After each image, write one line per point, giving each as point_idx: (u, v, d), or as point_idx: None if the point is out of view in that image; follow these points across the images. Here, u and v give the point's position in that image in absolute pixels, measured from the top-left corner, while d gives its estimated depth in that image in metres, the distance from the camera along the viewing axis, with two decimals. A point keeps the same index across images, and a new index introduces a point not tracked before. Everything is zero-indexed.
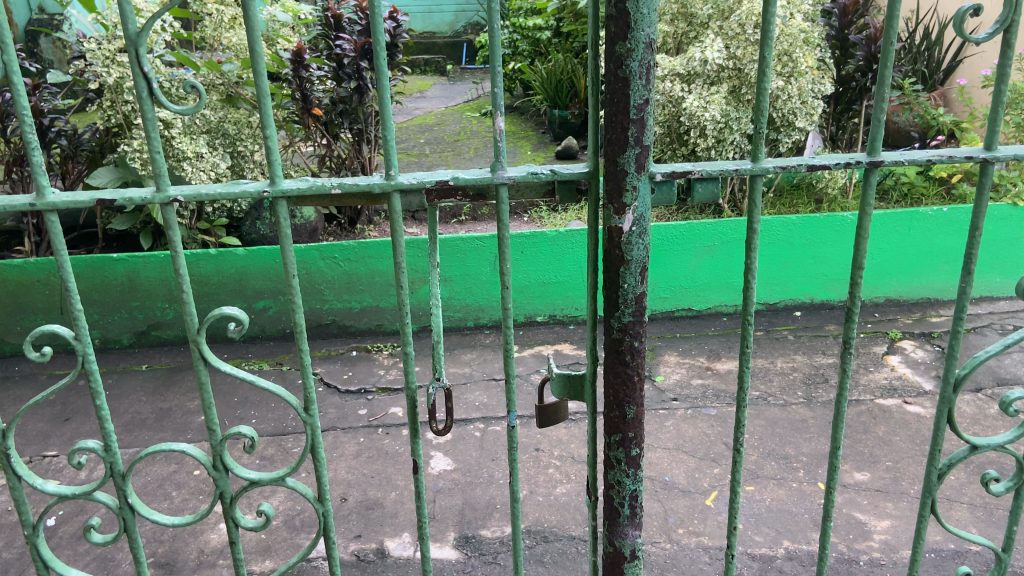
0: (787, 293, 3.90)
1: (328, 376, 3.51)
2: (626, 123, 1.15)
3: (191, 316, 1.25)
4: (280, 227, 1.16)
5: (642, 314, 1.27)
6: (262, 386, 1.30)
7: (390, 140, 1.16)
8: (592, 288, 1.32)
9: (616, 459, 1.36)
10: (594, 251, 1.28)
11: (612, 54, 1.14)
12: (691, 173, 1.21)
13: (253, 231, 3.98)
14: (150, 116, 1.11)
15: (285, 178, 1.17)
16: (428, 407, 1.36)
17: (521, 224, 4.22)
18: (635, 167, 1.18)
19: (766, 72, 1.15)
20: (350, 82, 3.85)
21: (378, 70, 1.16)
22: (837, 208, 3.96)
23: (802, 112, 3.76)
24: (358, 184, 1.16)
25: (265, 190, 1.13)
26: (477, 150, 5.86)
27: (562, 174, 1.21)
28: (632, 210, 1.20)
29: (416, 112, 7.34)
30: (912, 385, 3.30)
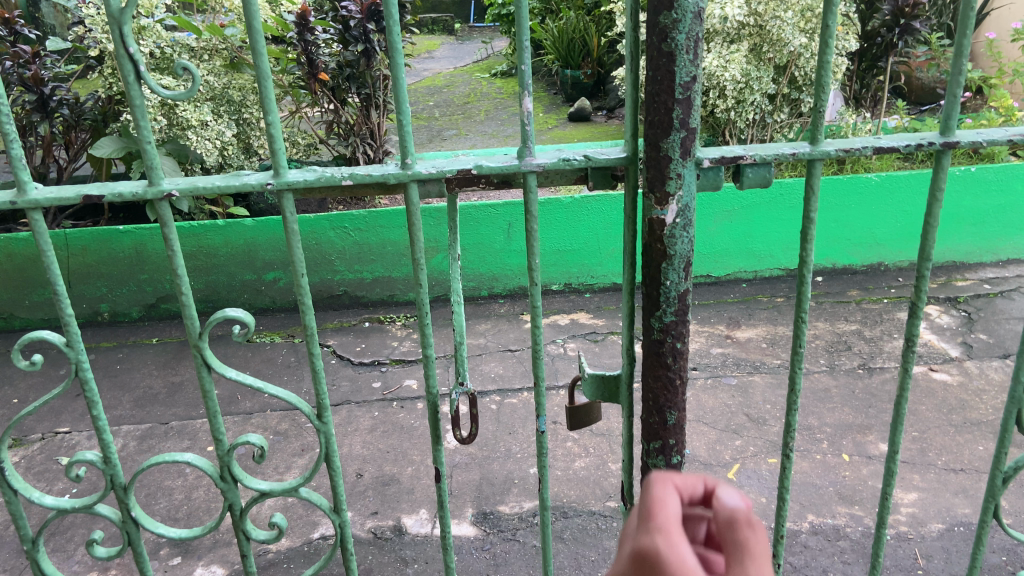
0: None
1: (341, 348, 3.46)
2: (671, 103, 1.06)
3: (193, 319, 1.18)
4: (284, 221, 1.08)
5: (685, 313, 1.18)
6: (272, 392, 1.22)
7: (408, 126, 1.05)
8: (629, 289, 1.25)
9: (655, 467, 1.29)
10: (631, 245, 1.20)
11: (656, 26, 1.04)
12: (741, 159, 1.13)
13: (261, 202, 3.91)
14: (138, 101, 1.03)
15: (291, 169, 1.09)
16: (451, 416, 1.28)
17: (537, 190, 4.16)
18: (680, 153, 1.08)
19: (828, 44, 1.02)
20: (357, 45, 3.70)
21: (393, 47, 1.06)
22: (860, 169, 3.83)
23: (825, 70, 3.62)
24: (374, 175, 1.08)
25: (269, 181, 1.05)
26: (488, 112, 5.75)
27: (596, 160, 1.12)
28: (677, 199, 1.11)
29: (425, 74, 7.18)
30: (938, 352, 3.22)
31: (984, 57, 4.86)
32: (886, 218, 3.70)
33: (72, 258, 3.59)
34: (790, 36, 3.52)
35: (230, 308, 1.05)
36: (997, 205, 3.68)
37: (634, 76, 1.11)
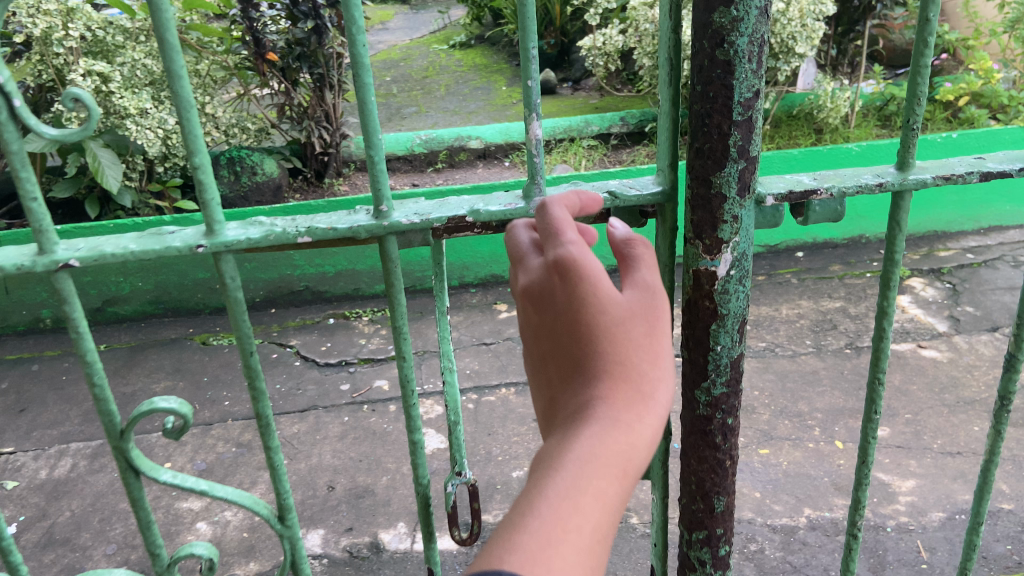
0: (788, 234, 3.69)
1: (305, 348, 3.27)
2: (726, 126, 0.81)
3: (114, 415, 0.89)
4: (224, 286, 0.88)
5: (738, 383, 0.95)
6: (220, 493, 0.96)
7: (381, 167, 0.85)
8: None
9: (698, 561, 1.07)
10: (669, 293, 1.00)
11: (707, 25, 0.78)
12: (814, 193, 0.90)
13: None
14: (14, 147, 0.78)
15: (231, 224, 0.88)
16: (448, 513, 1.06)
17: (505, 171, 4.03)
18: (738, 189, 0.84)
19: (931, 38, 0.81)
20: (307, 21, 3.48)
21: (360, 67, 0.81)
22: (839, 140, 3.66)
23: (803, 35, 3.43)
24: (342, 228, 0.87)
25: (202, 244, 0.85)
26: (449, 87, 5.53)
27: (624, 199, 0.91)
28: (731, 247, 0.87)
29: (380, 47, 6.88)
30: (925, 327, 3.13)
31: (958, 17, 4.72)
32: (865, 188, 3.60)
33: None
34: None
35: (161, 398, 0.83)
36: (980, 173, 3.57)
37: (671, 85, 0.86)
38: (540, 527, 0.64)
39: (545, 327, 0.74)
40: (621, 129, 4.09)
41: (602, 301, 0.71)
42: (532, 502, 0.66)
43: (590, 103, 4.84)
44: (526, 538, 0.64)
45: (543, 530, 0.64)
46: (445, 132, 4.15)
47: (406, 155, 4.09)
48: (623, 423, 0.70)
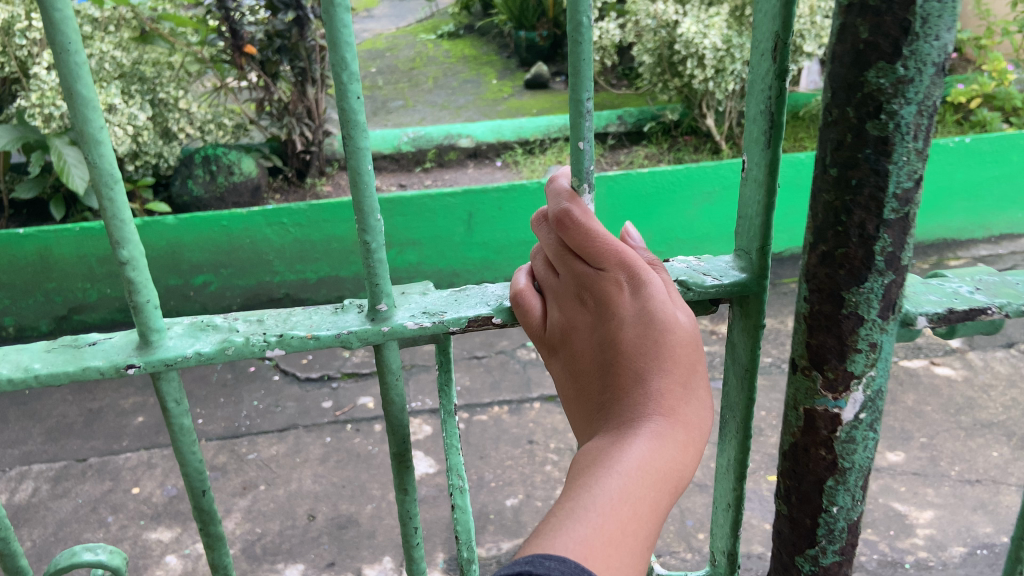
0: (793, 241, 3.52)
1: (285, 361, 3.11)
2: (868, 229, 0.64)
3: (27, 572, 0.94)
4: (164, 407, 0.82)
5: (852, 547, 0.81)
6: None
7: (382, 265, 0.77)
8: (732, 471, 0.97)
9: None
10: (741, 416, 0.93)
11: (858, 91, 0.60)
12: (983, 310, 0.81)
13: (183, 193, 3.38)
14: None
15: (175, 334, 0.80)
16: None
17: (496, 171, 3.85)
18: (881, 314, 0.67)
19: None
20: (287, 12, 3.27)
21: (357, 154, 0.73)
22: None
23: (812, 33, 3.27)
24: (328, 336, 0.79)
25: (134, 361, 0.78)
26: (436, 79, 5.32)
27: (696, 289, 0.82)
28: (863, 387, 0.72)
29: (365, 36, 6.64)
30: (937, 343, 2.97)
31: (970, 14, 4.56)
32: None
33: None
34: None
35: (87, 551, 0.95)
36: (990, 179, 3.38)
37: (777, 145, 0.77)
38: (598, 522, 0.63)
39: (596, 328, 0.73)
40: (618, 128, 3.92)
41: (670, 311, 0.71)
42: (586, 497, 0.65)
43: None
44: (584, 533, 0.62)
45: (600, 529, 0.63)
46: (434, 129, 3.96)
47: (392, 153, 3.89)
48: (679, 434, 0.69)
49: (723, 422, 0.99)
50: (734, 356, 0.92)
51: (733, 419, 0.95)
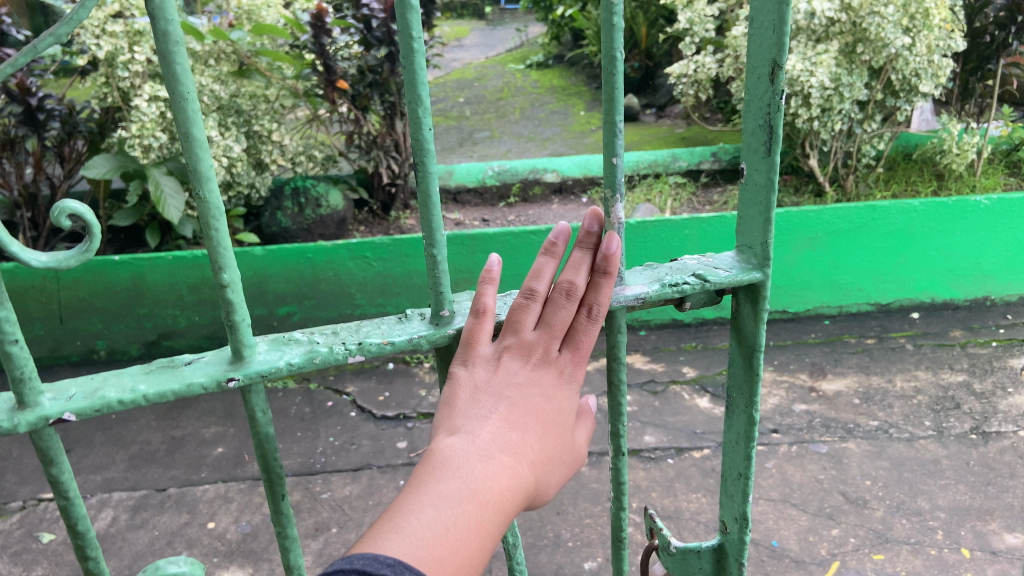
0: (902, 292, 3.29)
1: (362, 397, 3.07)
2: None
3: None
4: (253, 417, 0.87)
5: None
6: None
7: (442, 274, 0.90)
8: (745, 439, 1.15)
9: None
10: (751, 388, 1.12)
11: None
12: None
13: (273, 224, 3.42)
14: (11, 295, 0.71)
15: (260, 348, 0.87)
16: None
17: (581, 207, 3.75)
18: None
19: None
20: (379, 48, 3.30)
21: (425, 179, 0.86)
22: (964, 190, 3.29)
23: (928, 73, 3.06)
24: (404, 341, 0.90)
25: (232, 374, 0.84)
26: (523, 110, 5.27)
27: (713, 281, 1.00)
28: None
29: (455, 65, 6.68)
30: None
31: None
32: (996, 246, 3.18)
33: (64, 292, 3.16)
34: (891, 36, 2.94)
35: (170, 563, 0.88)
36: None
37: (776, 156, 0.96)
38: (452, 540, 0.76)
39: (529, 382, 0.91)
40: (712, 165, 3.78)
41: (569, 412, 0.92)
42: (444, 503, 0.78)
43: (675, 134, 4.54)
44: (434, 552, 0.74)
45: (449, 551, 0.76)
46: (520, 163, 3.90)
47: (477, 187, 3.85)
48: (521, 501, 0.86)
49: (731, 399, 1.17)
50: (743, 335, 1.10)
51: (744, 395, 1.13)
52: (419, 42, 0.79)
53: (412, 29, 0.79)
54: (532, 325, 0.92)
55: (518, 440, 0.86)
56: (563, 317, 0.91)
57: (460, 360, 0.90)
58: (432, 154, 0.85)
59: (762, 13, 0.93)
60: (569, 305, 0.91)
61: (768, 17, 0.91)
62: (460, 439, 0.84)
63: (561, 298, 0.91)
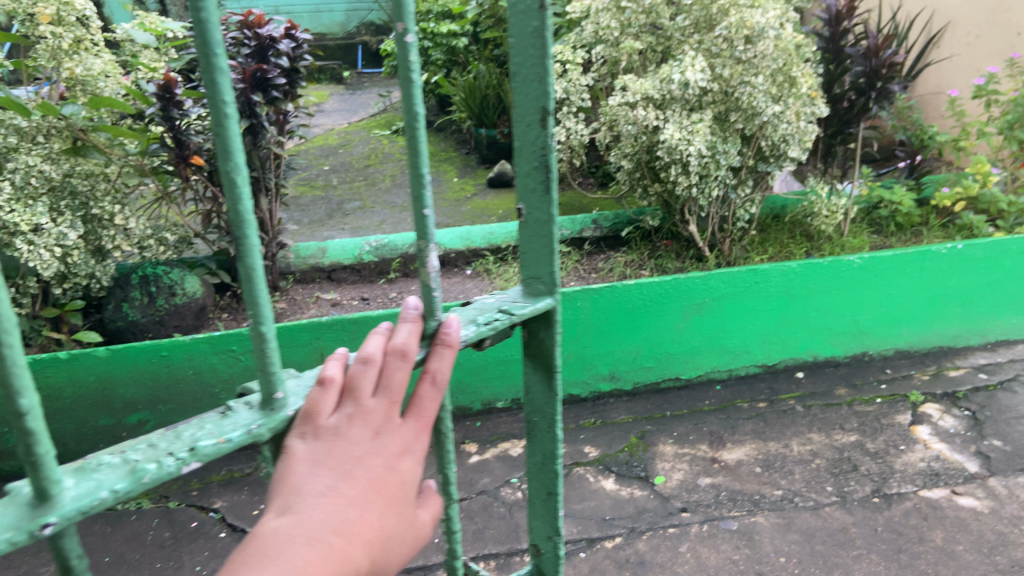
0: (786, 352, 3.33)
1: (233, 513, 2.70)
2: None
3: None
4: (67, 568, 0.68)
5: None
6: None
7: (270, 354, 0.82)
8: (550, 457, 1.28)
9: None
10: (550, 410, 1.24)
11: None
12: None
13: (117, 318, 3.01)
14: None
15: (70, 474, 0.69)
16: None
17: (465, 280, 3.58)
18: None
19: None
20: (239, 120, 3.02)
21: (246, 255, 0.79)
22: (837, 250, 3.40)
23: (795, 139, 3.16)
24: (242, 436, 0.79)
25: (50, 516, 0.65)
26: (394, 178, 5.09)
27: (520, 314, 1.11)
28: None
29: (318, 131, 6.43)
30: (955, 468, 2.71)
31: (943, 114, 4.66)
32: (870, 303, 3.29)
33: None
34: (763, 104, 3.02)
35: None
36: (983, 285, 3.34)
37: (552, 193, 1.12)
38: None
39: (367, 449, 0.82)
40: (594, 233, 3.74)
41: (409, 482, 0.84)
42: None
43: None
44: None
45: None
46: (398, 238, 3.68)
47: (353, 264, 3.60)
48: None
49: (531, 425, 1.28)
50: (541, 363, 1.21)
51: (545, 419, 1.25)
52: (229, 108, 0.75)
53: (221, 97, 0.74)
54: (370, 392, 0.84)
55: (358, 517, 0.77)
56: (401, 384, 0.85)
57: (297, 433, 0.80)
58: (252, 224, 0.79)
59: (524, 73, 1.07)
60: (405, 367, 0.86)
61: (533, 76, 1.07)
62: (288, 519, 0.74)
63: (394, 359, 0.86)
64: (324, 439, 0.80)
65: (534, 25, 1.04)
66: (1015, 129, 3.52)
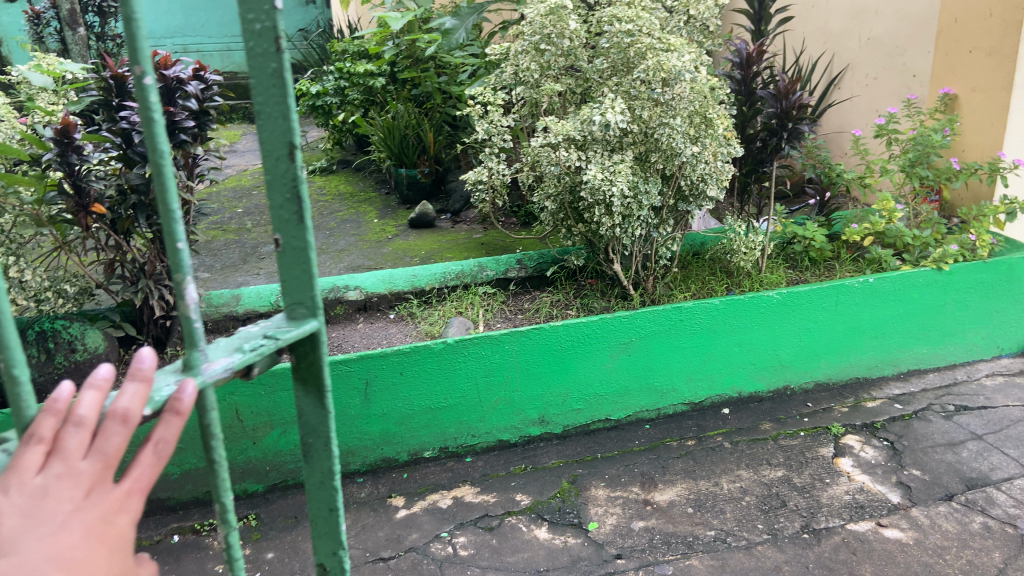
0: (712, 389, 3.36)
1: None
2: None
3: None
4: None
5: None
6: None
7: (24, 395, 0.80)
8: (330, 474, 1.16)
9: None
10: (324, 429, 1.13)
11: None
12: None
13: None
14: None
15: None
16: None
17: (388, 325, 3.49)
18: None
19: None
20: (144, 165, 2.88)
21: None
22: (756, 286, 3.47)
23: (713, 178, 3.22)
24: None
25: None
26: (311, 220, 4.96)
27: (286, 338, 1.03)
28: None
29: (229, 172, 6.23)
30: (879, 500, 2.76)
31: (847, 151, 4.88)
32: (789, 338, 3.36)
33: None
34: (681, 145, 3.06)
35: None
36: (894, 318, 3.47)
37: (306, 221, 1.05)
38: None
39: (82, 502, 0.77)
40: (519, 273, 3.70)
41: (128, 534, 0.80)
42: None
43: (473, 239, 4.46)
44: None
45: None
46: (317, 283, 3.56)
47: (270, 311, 3.45)
48: None
49: (308, 446, 1.15)
50: (312, 379, 1.10)
51: (320, 438, 1.13)
52: None
53: None
54: (82, 454, 0.78)
55: (82, 559, 0.75)
56: (118, 449, 0.80)
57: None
58: None
59: (267, 108, 1.01)
60: (124, 431, 0.80)
61: (276, 109, 1.01)
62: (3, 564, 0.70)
63: (115, 419, 0.80)
64: (27, 497, 0.73)
65: (272, 63, 0.99)
66: (917, 168, 3.68)
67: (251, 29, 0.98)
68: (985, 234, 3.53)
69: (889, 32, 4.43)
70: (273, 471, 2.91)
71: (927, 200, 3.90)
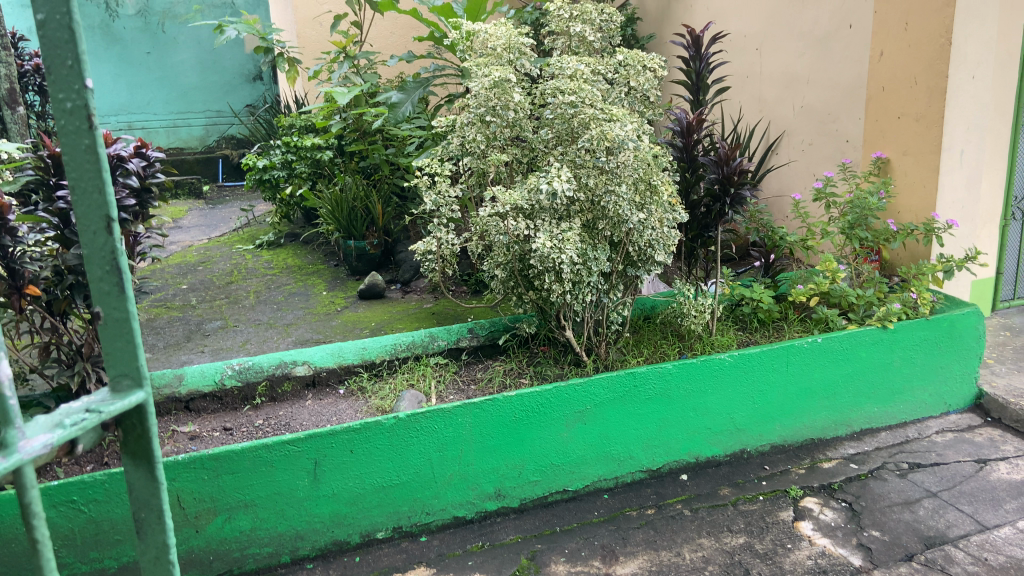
0: (669, 455, 3.32)
1: None
2: None
3: None
4: None
5: None
6: None
7: None
8: (164, 549, 1.26)
9: None
10: (156, 499, 1.23)
11: None
12: None
13: None
14: None
15: None
16: None
17: (338, 401, 3.39)
18: None
19: None
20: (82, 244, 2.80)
21: None
22: (708, 349, 3.48)
23: (661, 243, 3.25)
24: None
25: None
26: (258, 295, 4.86)
27: (108, 410, 1.10)
28: None
29: (174, 249, 6.10)
30: (841, 563, 2.73)
31: (788, 215, 5.03)
32: (743, 400, 3.36)
33: None
34: (628, 212, 3.10)
35: None
36: (843, 378, 3.51)
37: (127, 291, 1.16)
38: None
39: None
40: (470, 342, 3.66)
41: None
42: None
43: (424, 309, 4.41)
44: None
45: None
46: (263, 358, 3.45)
47: (214, 390, 3.33)
48: None
49: (140, 520, 1.24)
50: (138, 449, 1.21)
51: (153, 511, 1.24)
52: None
53: None
54: None
55: None
56: None
57: None
58: None
59: (81, 184, 1.12)
60: None
61: (90, 184, 1.12)
62: None
63: None
64: None
65: (85, 139, 1.10)
66: (857, 228, 3.78)
67: (62, 107, 1.10)
68: (925, 292, 3.62)
69: (821, 100, 4.62)
70: (216, 560, 2.75)
71: (867, 260, 4.01)
